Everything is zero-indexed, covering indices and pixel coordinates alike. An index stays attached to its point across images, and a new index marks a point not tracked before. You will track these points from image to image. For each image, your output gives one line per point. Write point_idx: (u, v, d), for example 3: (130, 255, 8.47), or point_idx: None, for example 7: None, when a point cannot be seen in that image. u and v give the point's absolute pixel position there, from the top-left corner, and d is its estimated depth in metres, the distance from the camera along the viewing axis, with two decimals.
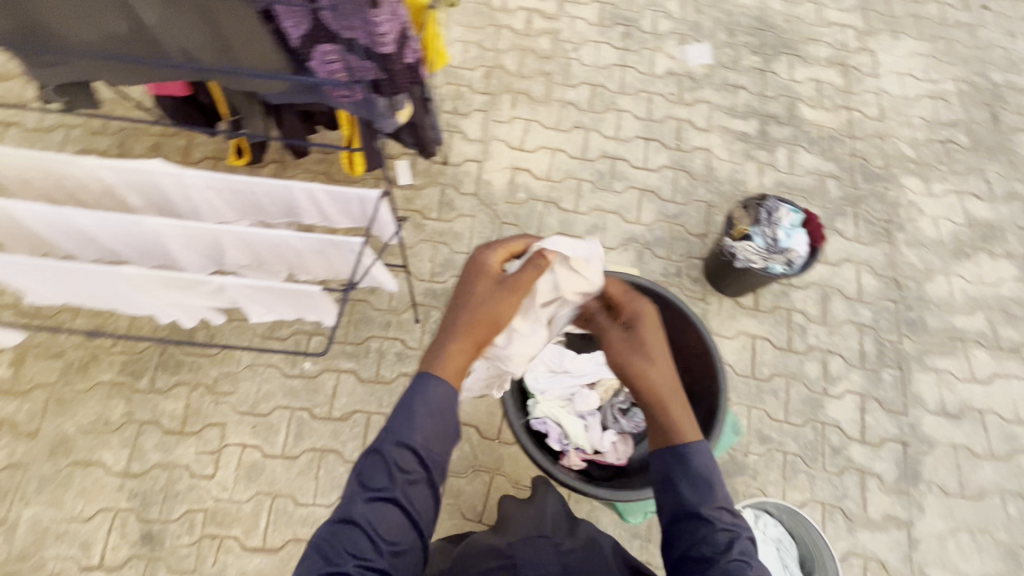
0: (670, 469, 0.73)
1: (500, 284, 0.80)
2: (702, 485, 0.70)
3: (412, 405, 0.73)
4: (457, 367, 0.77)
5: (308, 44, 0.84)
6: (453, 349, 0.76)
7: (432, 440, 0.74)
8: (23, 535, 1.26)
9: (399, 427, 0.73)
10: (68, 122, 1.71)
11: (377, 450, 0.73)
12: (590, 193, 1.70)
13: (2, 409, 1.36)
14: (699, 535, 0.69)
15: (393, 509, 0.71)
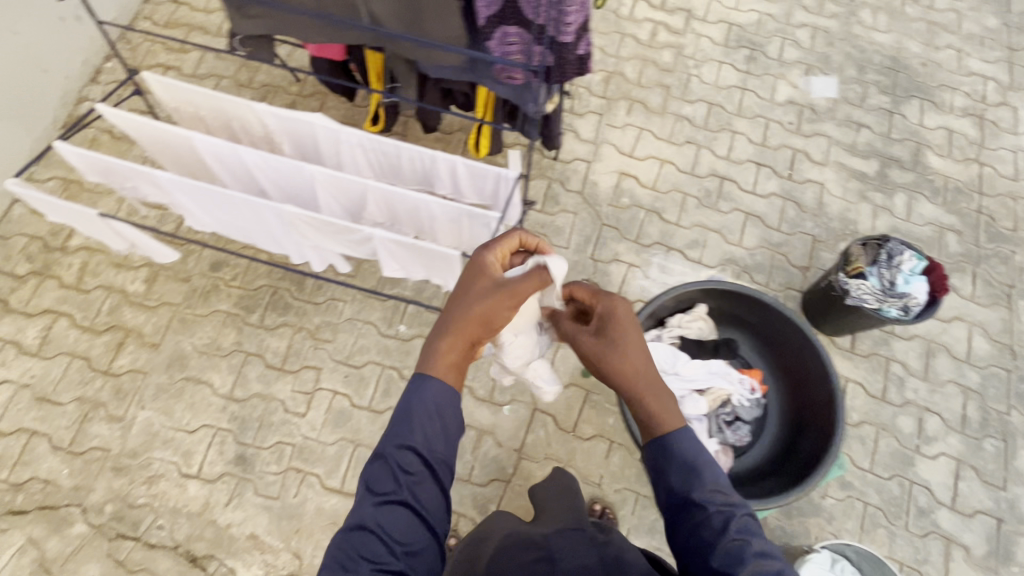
0: (657, 458, 0.74)
1: (492, 283, 0.80)
2: (687, 471, 0.72)
3: (410, 408, 0.74)
4: (451, 363, 0.76)
5: (494, 25, 0.90)
6: (443, 347, 0.76)
7: (433, 440, 0.75)
8: (135, 433, 1.37)
9: (399, 429, 0.75)
10: (219, 73, 1.87)
11: (383, 456, 0.74)
12: (694, 209, 1.70)
13: (133, 319, 1.50)
14: (699, 524, 0.69)
15: (403, 509, 0.72)
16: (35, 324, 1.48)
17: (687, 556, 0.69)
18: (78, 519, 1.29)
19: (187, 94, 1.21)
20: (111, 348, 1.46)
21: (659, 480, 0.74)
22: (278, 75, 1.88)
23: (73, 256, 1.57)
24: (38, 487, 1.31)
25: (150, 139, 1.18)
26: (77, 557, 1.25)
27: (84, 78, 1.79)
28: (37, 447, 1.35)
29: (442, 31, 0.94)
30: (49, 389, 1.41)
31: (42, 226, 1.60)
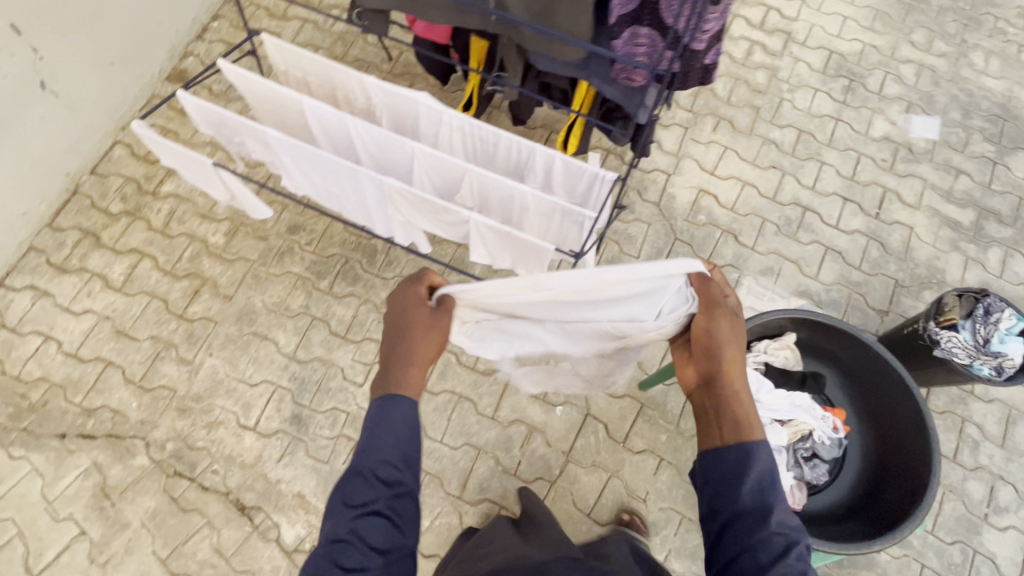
0: (730, 469, 0.75)
1: (420, 312, 0.87)
2: (762, 487, 0.73)
3: (383, 425, 0.78)
4: (413, 384, 0.83)
5: (625, 24, 0.88)
6: (410, 372, 0.83)
7: (407, 451, 0.78)
8: (201, 379, 1.42)
9: (374, 442, 0.77)
10: (315, 43, 1.92)
11: (358, 473, 0.75)
12: (772, 236, 1.66)
13: (211, 269, 1.55)
14: (759, 537, 0.70)
15: (380, 519, 0.72)
16: (121, 261, 1.56)
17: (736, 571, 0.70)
18: (140, 451, 1.34)
19: (301, 58, 1.24)
20: (188, 293, 1.52)
21: (724, 493, 0.74)
22: (370, 52, 1.91)
23: (163, 201, 1.64)
24: (107, 416, 1.37)
25: (260, 97, 1.22)
26: (135, 488, 1.31)
27: (191, 34, 1.86)
28: (111, 378, 1.41)
29: (571, 24, 0.93)
30: (127, 324, 1.48)
31: (138, 169, 1.68)
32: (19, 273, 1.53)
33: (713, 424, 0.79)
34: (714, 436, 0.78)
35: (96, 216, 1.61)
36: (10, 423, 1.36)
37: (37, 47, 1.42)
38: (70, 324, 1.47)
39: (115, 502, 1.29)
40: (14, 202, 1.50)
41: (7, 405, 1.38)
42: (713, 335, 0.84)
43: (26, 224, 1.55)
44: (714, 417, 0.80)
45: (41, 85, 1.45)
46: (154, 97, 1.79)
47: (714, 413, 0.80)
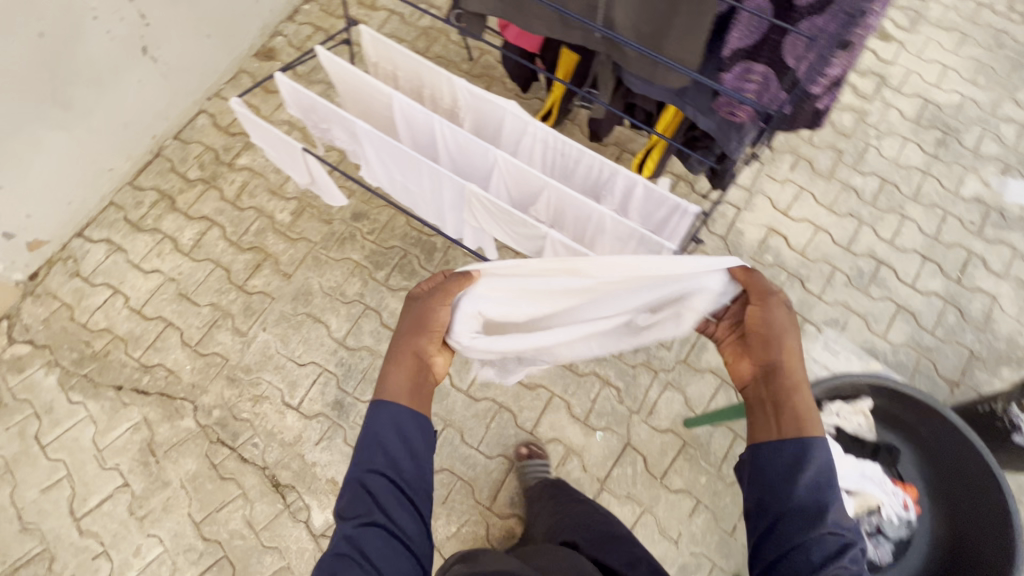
0: (786, 461, 0.74)
1: (410, 305, 0.89)
2: (819, 485, 0.72)
3: (372, 433, 0.80)
4: (399, 384, 0.83)
5: (739, 58, 0.86)
6: (395, 377, 0.84)
7: (399, 462, 0.79)
8: (253, 351, 1.45)
9: (367, 454, 0.79)
10: (399, 35, 1.94)
11: (351, 484, 0.78)
12: (841, 286, 1.58)
13: (275, 245, 1.58)
14: (816, 538, 0.69)
15: (375, 530, 0.74)
16: (192, 226, 1.61)
17: (789, 565, 0.69)
18: (188, 414, 1.38)
19: (395, 53, 1.25)
20: (249, 267, 1.56)
21: (775, 489, 0.73)
22: (452, 50, 1.92)
23: (237, 173, 1.68)
24: (162, 375, 1.42)
25: (350, 87, 1.23)
26: (179, 449, 1.34)
27: (282, 15, 1.92)
28: (170, 338, 1.46)
29: (678, 51, 0.91)
30: (190, 288, 1.52)
31: (218, 139, 1.74)
32: (97, 226, 1.60)
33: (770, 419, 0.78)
34: (770, 429, 0.78)
35: (174, 180, 1.67)
36: (72, 368, 1.42)
37: (146, 14, 1.47)
38: (138, 281, 1.53)
39: (159, 460, 1.33)
40: (104, 159, 1.56)
41: (72, 351, 1.44)
42: (756, 331, 0.84)
43: (110, 180, 1.61)
44: (769, 411, 0.79)
45: (142, 51, 1.51)
46: (242, 71, 1.84)
47: (771, 405, 0.79)
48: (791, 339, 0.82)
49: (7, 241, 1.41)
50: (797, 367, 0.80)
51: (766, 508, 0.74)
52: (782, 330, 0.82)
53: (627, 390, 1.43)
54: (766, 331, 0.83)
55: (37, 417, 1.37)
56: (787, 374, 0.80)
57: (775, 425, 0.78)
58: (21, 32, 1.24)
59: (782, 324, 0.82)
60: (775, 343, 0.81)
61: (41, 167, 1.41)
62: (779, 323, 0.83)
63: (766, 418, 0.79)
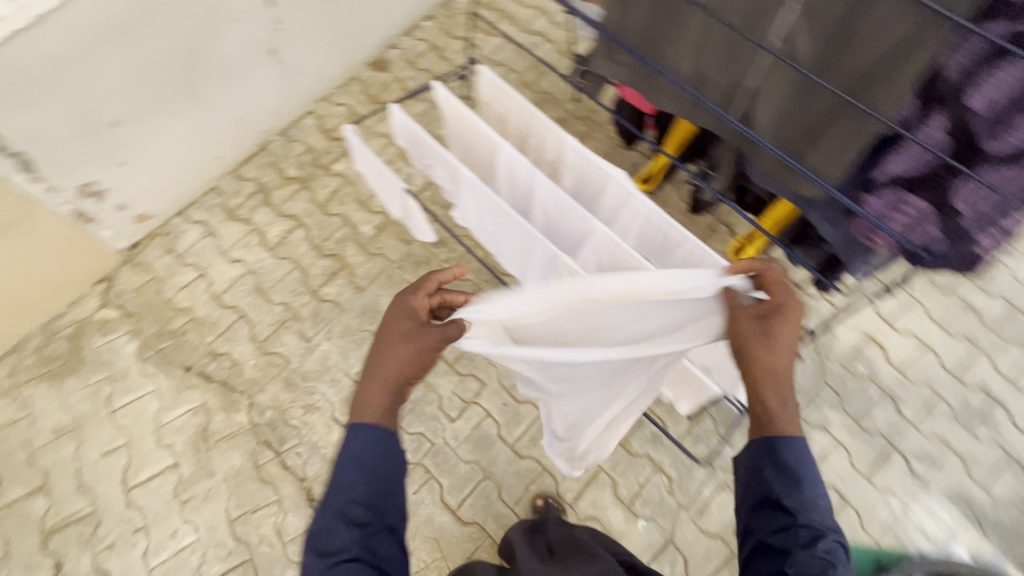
0: (761, 458, 0.79)
1: (401, 334, 0.79)
2: (793, 477, 0.76)
3: (350, 460, 0.76)
4: (381, 414, 0.78)
5: (891, 187, 0.78)
6: (372, 401, 0.78)
7: (380, 491, 0.76)
8: (314, 359, 1.47)
9: (343, 482, 0.76)
10: (509, 64, 1.94)
11: (327, 514, 0.74)
12: (941, 418, 1.42)
13: (354, 257, 1.61)
14: (785, 529, 0.74)
15: (354, 564, 0.70)
16: (281, 224, 1.66)
17: (760, 554, 0.75)
18: (243, 409, 1.41)
19: (510, 100, 1.23)
20: (326, 273, 1.59)
21: (754, 484, 0.79)
22: (559, 87, 1.89)
23: (331, 178, 1.73)
24: (227, 364, 1.47)
25: (459, 128, 1.22)
26: (229, 442, 1.38)
27: (401, 29, 1.96)
28: (241, 330, 1.51)
29: (823, 163, 0.83)
30: (268, 284, 1.57)
31: (320, 141, 1.79)
32: (198, 207, 1.68)
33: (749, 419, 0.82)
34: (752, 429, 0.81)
35: (273, 174, 1.73)
36: (150, 340, 1.50)
37: (280, 19, 1.53)
38: (223, 268, 1.60)
39: (209, 448, 1.38)
40: (215, 147, 1.64)
41: (153, 324, 1.52)
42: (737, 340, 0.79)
43: (217, 166, 1.69)
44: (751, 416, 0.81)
45: (270, 52, 1.58)
46: (354, 79, 1.90)
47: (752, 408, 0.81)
48: (764, 349, 0.77)
49: (118, 213, 1.50)
50: (779, 370, 0.78)
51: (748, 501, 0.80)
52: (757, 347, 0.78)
53: (679, 482, 1.34)
54: (745, 340, 0.78)
55: (111, 381, 1.45)
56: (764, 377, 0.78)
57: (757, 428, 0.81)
58: (170, 29, 1.32)
59: (752, 339, 0.77)
60: (750, 360, 0.78)
61: (160, 150, 1.50)
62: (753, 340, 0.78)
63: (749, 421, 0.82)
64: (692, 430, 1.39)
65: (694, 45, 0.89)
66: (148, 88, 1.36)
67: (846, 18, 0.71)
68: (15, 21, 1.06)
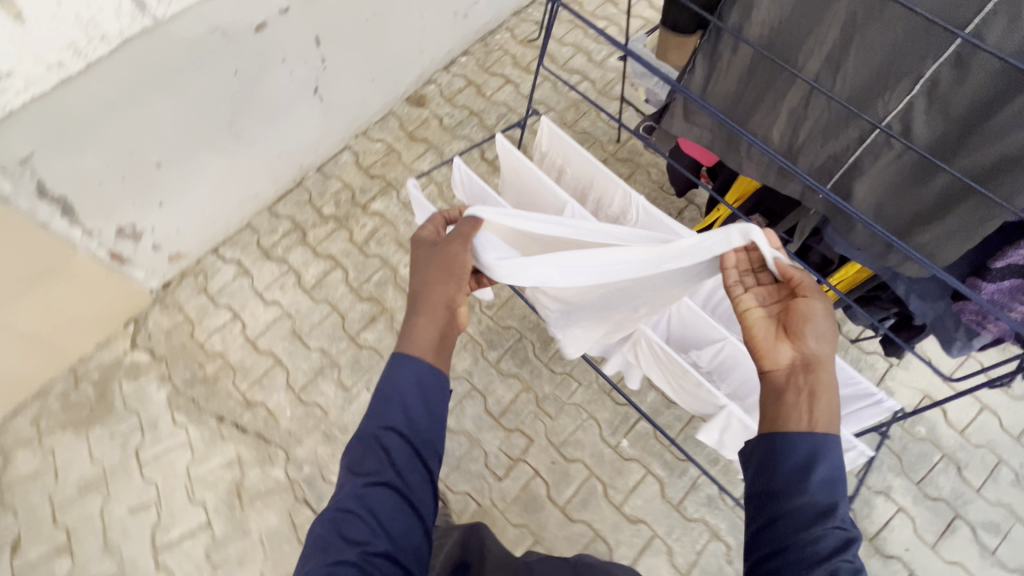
0: (805, 453, 0.67)
1: (423, 260, 0.82)
2: (832, 479, 0.66)
3: (386, 391, 0.76)
4: (430, 337, 0.78)
5: (1016, 275, 0.74)
6: (420, 327, 0.78)
7: (415, 421, 0.76)
8: (354, 410, 1.41)
9: (385, 410, 0.75)
10: (549, 103, 1.90)
11: (363, 438, 0.75)
12: (1007, 483, 1.37)
13: (394, 300, 1.56)
14: (821, 532, 0.63)
15: (384, 488, 0.71)
16: (317, 264, 1.61)
17: (789, 559, 0.63)
18: (280, 463, 1.35)
19: (573, 153, 1.19)
20: (365, 318, 1.53)
21: (788, 480, 0.67)
22: (599, 128, 1.87)
23: (369, 218, 1.68)
24: (262, 415, 1.40)
25: (519, 180, 1.18)
26: (264, 500, 1.32)
27: (439, 64, 1.94)
28: (276, 377, 1.45)
29: (932, 244, 0.79)
30: (305, 329, 1.52)
31: (357, 179, 1.74)
32: (231, 245, 1.62)
33: (797, 409, 0.70)
34: (800, 417, 0.69)
35: (309, 212, 1.68)
36: (182, 387, 1.43)
37: (326, 58, 1.50)
38: (258, 310, 1.54)
39: (243, 506, 1.31)
40: (253, 184, 1.59)
41: (185, 369, 1.46)
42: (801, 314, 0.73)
43: (253, 204, 1.64)
44: (803, 399, 0.70)
45: (314, 91, 1.55)
46: (391, 114, 1.87)
47: (801, 396, 0.70)
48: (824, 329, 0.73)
49: (153, 252, 1.45)
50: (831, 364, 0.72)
51: (773, 497, 0.67)
52: (823, 320, 0.72)
53: (738, 549, 1.28)
54: (816, 318, 0.72)
55: (141, 430, 1.38)
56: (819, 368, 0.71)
57: (807, 415, 0.69)
58: (221, 70, 1.28)
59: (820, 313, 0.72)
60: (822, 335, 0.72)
61: (199, 190, 1.45)
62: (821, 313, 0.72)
63: (795, 405, 0.70)
64: None
65: (791, 115, 0.85)
66: (193, 130, 1.32)
67: (978, 105, 0.67)
68: (66, 67, 1.01)
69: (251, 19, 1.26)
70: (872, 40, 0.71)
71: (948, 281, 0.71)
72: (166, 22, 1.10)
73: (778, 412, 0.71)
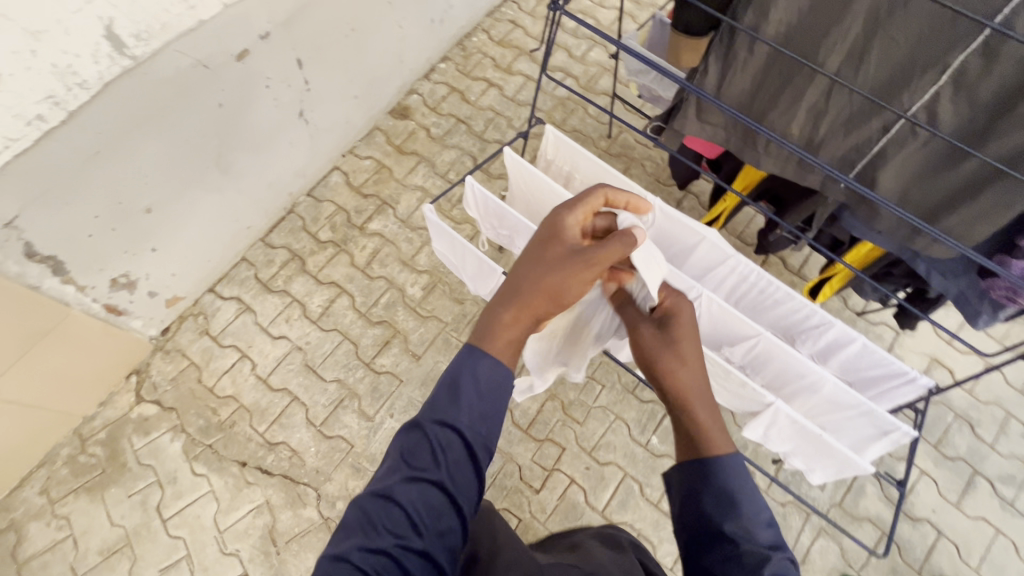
0: (692, 482, 0.65)
1: (553, 253, 0.75)
2: (728, 498, 0.62)
3: (459, 380, 0.65)
4: (510, 338, 0.70)
5: None
6: (505, 320, 0.70)
7: (479, 419, 0.65)
8: (380, 440, 1.39)
9: (445, 399, 0.65)
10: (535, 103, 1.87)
11: (420, 427, 0.65)
12: (1017, 436, 1.43)
13: (406, 321, 1.52)
14: (730, 561, 0.59)
15: (433, 487, 0.61)
16: (321, 292, 1.56)
17: None
18: (311, 503, 1.32)
19: (580, 158, 1.15)
20: (378, 342, 1.50)
21: (687, 509, 0.64)
22: (589, 124, 1.85)
23: (368, 239, 1.63)
24: (286, 455, 1.37)
25: (529, 191, 1.15)
26: (301, 542, 1.29)
27: (419, 73, 1.89)
28: (295, 415, 1.41)
29: (962, 227, 0.81)
30: (318, 361, 1.47)
31: (350, 200, 1.69)
32: (229, 282, 1.56)
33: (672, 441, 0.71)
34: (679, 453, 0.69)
35: (305, 239, 1.63)
36: (198, 436, 1.38)
37: (309, 80, 1.45)
38: (266, 347, 1.49)
39: (280, 551, 1.28)
40: (244, 217, 1.53)
41: (198, 418, 1.40)
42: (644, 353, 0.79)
43: (246, 237, 1.58)
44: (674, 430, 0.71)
45: (299, 114, 1.49)
46: (376, 129, 1.81)
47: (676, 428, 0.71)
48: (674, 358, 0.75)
49: (150, 299, 1.39)
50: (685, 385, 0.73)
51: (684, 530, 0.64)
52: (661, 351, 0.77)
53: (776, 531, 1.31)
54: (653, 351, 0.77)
55: (160, 486, 1.33)
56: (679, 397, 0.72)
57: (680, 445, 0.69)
58: (204, 104, 1.22)
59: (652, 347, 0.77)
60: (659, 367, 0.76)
61: (192, 230, 1.39)
62: (653, 348, 0.77)
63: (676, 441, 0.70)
64: (781, 475, 1.36)
65: (810, 108, 0.85)
66: (181, 169, 1.26)
67: (1008, 91, 0.68)
68: (45, 120, 0.94)
69: (232, 48, 1.19)
70: (896, 32, 0.72)
71: (981, 261, 0.73)
72: (146, 59, 1.04)
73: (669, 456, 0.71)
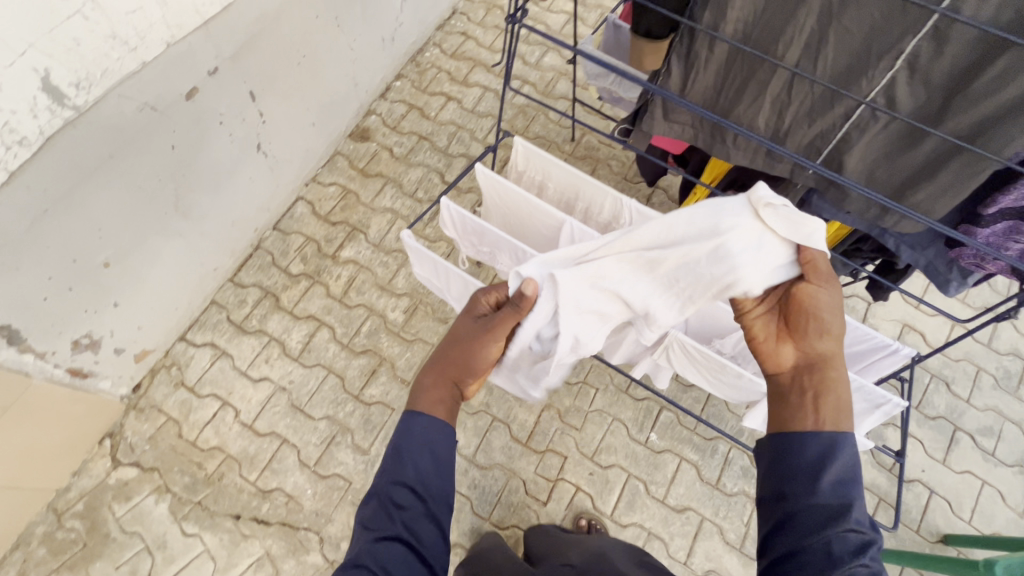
0: (810, 457, 0.64)
1: (463, 326, 0.81)
2: (845, 480, 0.62)
3: (397, 446, 0.71)
4: (436, 398, 0.75)
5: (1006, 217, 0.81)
6: (427, 383, 0.77)
7: (426, 475, 0.70)
8: None
9: (391, 464, 0.70)
10: (496, 113, 1.86)
11: (375, 493, 0.69)
12: (989, 388, 1.50)
13: (391, 347, 1.49)
14: (832, 538, 0.58)
15: (396, 542, 0.66)
16: (299, 328, 1.51)
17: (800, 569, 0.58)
18: (314, 547, 1.28)
19: (552, 167, 1.14)
20: (364, 373, 1.46)
21: (799, 479, 0.63)
22: (551, 129, 1.86)
23: (342, 267, 1.59)
24: (281, 501, 1.32)
25: (504, 205, 1.14)
26: None
27: (376, 93, 1.86)
28: (286, 458, 1.36)
29: (928, 203, 0.84)
30: (304, 400, 1.42)
31: (319, 229, 1.65)
32: (200, 327, 1.49)
33: (807, 409, 0.68)
34: (806, 417, 0.67)
35: (276, 275, 1.57)
36: (184, 494, 1.32)
37: (264, 111, 1.40)
38: (247, 391, 1.43)
39: None
40: (210, 259, 1.46)
41: (183, 474, 1.33)
42: (814, 308, 0.72)
43: (214, 279, 1.51)
44: (807, 400, 0.69)
45: (258, 147, 1.44)
46: (338, 153, 1.77)
47: (810, 396, 0.69)
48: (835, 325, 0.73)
49: (116, 357, 1.31)
50: (841, 365, 0.70)
51: (783, 504, 0.63)
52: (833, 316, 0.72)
53: None
54: (825, 311, 0.72)
55: (149, 553, 1.26)
56: (829, 370, 0.70)
57: (813, 416, 0.67)
58: (157, 148, 1.16)
59: (831, 308, 0.72)
60: (823, 331, 0.71)
61: (156, 279, 1.32)
62: (829, 309, 0.72)
63: (800, 405, 0.69)
64: None
65: (774, 100, 0.88)
66: (138, 217, 1.20)
67: (959, 70, 0.71)
68: None
69: (180, 87, 1.14)
70: (849, 23, 0.74)
71: (949, 234, 0.77)
72: (89, 108, 0.98)
73: (780, 412, 0.70)
